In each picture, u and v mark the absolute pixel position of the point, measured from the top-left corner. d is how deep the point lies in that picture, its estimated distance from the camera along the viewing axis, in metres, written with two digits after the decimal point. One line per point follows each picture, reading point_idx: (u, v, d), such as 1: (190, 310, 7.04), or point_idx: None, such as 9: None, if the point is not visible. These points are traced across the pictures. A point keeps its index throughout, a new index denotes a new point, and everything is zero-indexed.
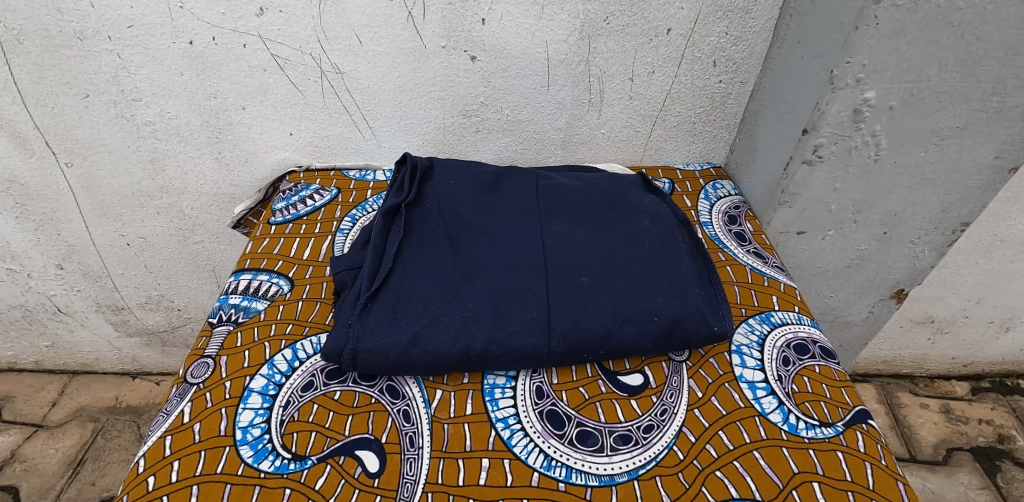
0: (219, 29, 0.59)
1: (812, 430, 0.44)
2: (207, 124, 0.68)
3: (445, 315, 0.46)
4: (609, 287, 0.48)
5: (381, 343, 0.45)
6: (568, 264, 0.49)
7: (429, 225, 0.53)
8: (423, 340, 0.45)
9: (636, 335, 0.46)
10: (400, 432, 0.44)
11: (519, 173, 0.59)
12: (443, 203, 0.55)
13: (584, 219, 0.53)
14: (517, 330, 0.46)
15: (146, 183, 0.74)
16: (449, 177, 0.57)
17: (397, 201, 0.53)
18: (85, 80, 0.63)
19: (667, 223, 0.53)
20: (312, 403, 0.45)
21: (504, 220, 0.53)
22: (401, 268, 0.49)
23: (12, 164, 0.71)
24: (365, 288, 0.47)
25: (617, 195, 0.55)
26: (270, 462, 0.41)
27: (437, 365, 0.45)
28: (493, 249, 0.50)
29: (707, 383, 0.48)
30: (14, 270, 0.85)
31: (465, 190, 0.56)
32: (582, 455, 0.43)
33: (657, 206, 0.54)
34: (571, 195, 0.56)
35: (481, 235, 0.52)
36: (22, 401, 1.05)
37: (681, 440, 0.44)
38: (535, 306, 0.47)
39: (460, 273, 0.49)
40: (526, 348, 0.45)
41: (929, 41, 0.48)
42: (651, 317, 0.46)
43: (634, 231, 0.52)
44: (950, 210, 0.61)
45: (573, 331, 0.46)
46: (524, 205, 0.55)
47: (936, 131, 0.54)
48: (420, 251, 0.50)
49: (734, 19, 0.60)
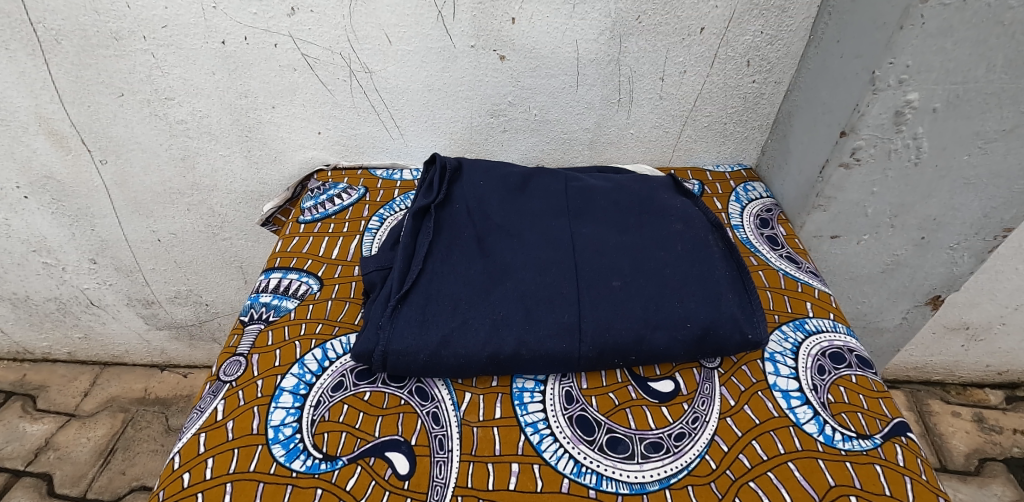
0: (252, 29, 0.59)
1: (849, 442, 0.43)
2: (237, 123, 0.69)
3: (475, 318, 0.46)
4: (641, 292, 0.47)
5: (412, 344, 0.45)
6: (598, 268, 0.48)
7: (458, 226, 0.52)
8: (453, 342, 0.45)
9: (667, 341, 0.46)
10: (429, 434, 0.44)
11: (548, 174, 0.58)
12: (471, 204, 0.54)
13: (613, 221, 0.53)
14: (547, 334, 0.45)
15: (177, 180, 0.76)
16: (476, 180, 0.57)
17: (427, 202, 0.53)
18: (121, 79, 0.64)
19: (698, 225, 0.52)
20: (342, 404, 0.46)
21: (533, 224, 0.53)
22: (430, 269, 0.49)
23: (50, 161, 0.72)
24: (394, 291, 0.47)
25: (648, 198, 0.54)
26: (301, 461, 0.42)
27: (467, 368, 0.46)
28: (521, 253, 0.50)
29: (740, 391, 0.47)
30: (49, 264, 0.88)
31: (493, 192, 0.55)
32: (612, 462, 0.42)
33: (687, 208, 0.53)
34: (601, 198, 0.55)
35: (510, 237, 0.51)
36: (56, 391, 1.08)
37: (714, 449, 0.43)
38: (565, 310, 0.46)
39: (489, 275, 0.48)
40: (556, 352, 0.45)
41: (977, 41, 0.46)
42: (682, 324, 0.46)
43: (665, 233, 0.51)
44: (993, 215, 0.59)
45: (603, 336, 0.45)
46: (553, 207, 0.54)
47: (981, 134, 0.52)
48: (448, 252, 0.50)
49: (770, 17, 0.59)
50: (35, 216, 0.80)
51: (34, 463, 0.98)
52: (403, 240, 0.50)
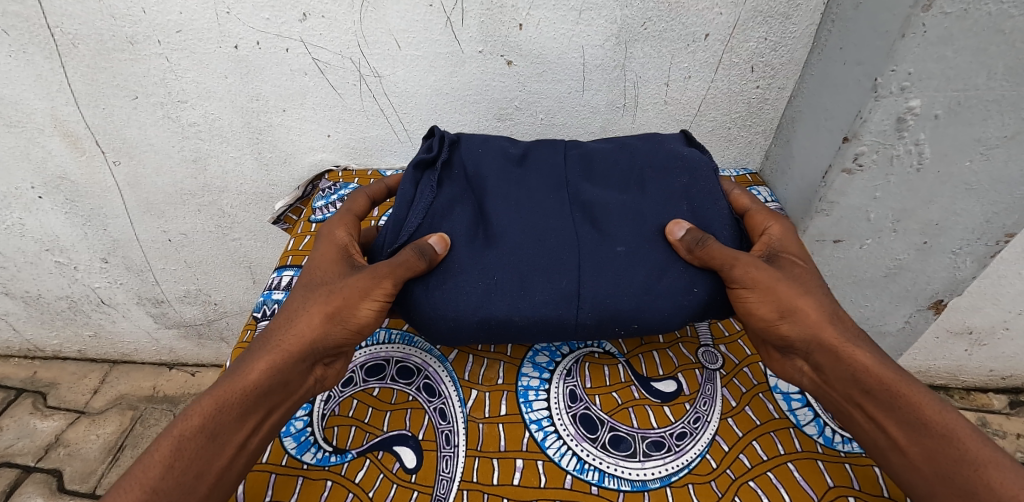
0: (264, 34, 0.61)
1: (848, 444, 0.45)
2: (248, 126, 0.70)
3: (468, 282, 0.45)
4: (645, 258, 0.46)
5: (409, 304, 0.46)
6: (603, 233, 0.47)
7: (458, 189, 0.50)
8: (444, 306, 0.45)
9: (671, 308, 0.45)
10: (436, 430, 0.45)
11: (547, 142, 0.53)
12: (472, 167, 0.51)
13: (617, 181, 0.50)
14: (544, 300, 0.44)
15: (189, 181, 0.77)
16: (476, 140, 0.53)
17: (429, 157, 0.51)
18: (135, 82, 0.65)
19: (708, 184, 0.49)
20: (352, 399, 0.47)
21: (532, 185, 0.49)
22: (428, 225, 0.48)
23: (64, 162, 0.74)
24: (388, 244, 0.48)
25: (658, 152, 0.51)
26: (312, 454, 0.44)
27: (459, 331, 0.45)
28: (522, 214, 0.47)
29: (741, 393, 0.48)
30: (62, 263, 0.89)
31: (494, 151, 0.52)
32: (614, 459, 0.44)
33: (695, 156, 0.50)
34: (608, 157, 0.51)
35: (509, 199, 0.48)
36: (66, 388, 1.09)
37: (714, 448, 0.44)
38: (564, 276, 0.45)
39: (487, 239, 0.47)
40: (552, 318, 0.44)
41: (977, 49, 0.47)
42: (687, 290, 0.45)
43: (671, 193, 0.49)
44: (994, 220, 0.59)
45: (603, 302, 0.44)
46: (555, 167, 0.51)
47: (982, 140, 0.52)
48: (446, 217, 0.48)
49: (774, 24, 0.60)
50: (49, 216, 0.81)
51: (44, 460, 0.99)
52: (403, 192, 0.49)
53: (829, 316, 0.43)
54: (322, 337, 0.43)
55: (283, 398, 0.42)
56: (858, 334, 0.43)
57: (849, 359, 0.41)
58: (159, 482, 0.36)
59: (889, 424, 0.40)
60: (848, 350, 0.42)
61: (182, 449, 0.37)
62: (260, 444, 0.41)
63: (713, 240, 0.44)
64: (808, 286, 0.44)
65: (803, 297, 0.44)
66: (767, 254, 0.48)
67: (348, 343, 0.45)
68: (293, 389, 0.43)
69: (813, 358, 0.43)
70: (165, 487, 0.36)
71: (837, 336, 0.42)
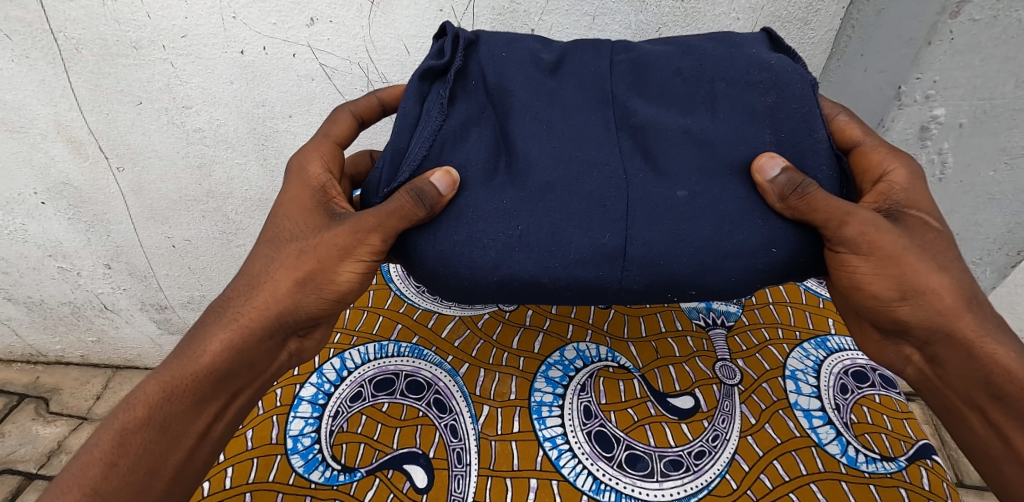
0: (271, 39, 0.60)
1: (872, 464, 0.43)
2: (254, 132, 0.69)
3: (486, 229, 0.37)
4: (711, 205, 0.37)
5: (413, 257, 0.39)
6: (661, 172, 0.38)
7: (474, 108, 0.41)
8: (455, 260, 0.37)
9: (741, 271, 0.37)
10: (448, 448, 0.44)
11: (586, 46, 0.43)
12: (492, 79, 0.41)
13: (677, 99, 0.40)
14: (578, 259, 0.37)
15: (193, 187, 0.76)
16: (498, 42, 0.42)
17: (439, 65, 0.40)
18: (139, 88, 0.64)
19: (800, 104, 0.38)
20: (360, 414, 0.46)
21: (569, 107, 0.40)
22: (437, 156, 0.39)
23: (67, 168, 0.73)
24: (385, 181, 0.40)
25: (735, 55, 0.40)
26: (320, 472, 0.43)
27: (473, 293, 0.38)
28: (556, 144, 0.39)
29: (761, 409, 0.47)
30: (65, 269, 0.88)
31: (521, 59, 0.41)
32: (631, 480, 0.43)
33: (784, 66, 0.39)
34: (665, 67, 0.41)
35: (540, 125, 0.39)
36: (69, 394, 1.08)
37: (734, 468, 0.43)
38: (608, 228, 0.37)
39: (512, 176, 0.38)
40: (590, 281, 0.37)
41: (1006, 58, 0.46)
42: (765, 248, 0.37)
43: (747, 119, 0.39)
44: (1017, 231, 0.60)
45: (655, 265, 0.37)
46: (597, 83, 0.41)
47: (1008, 150, 0.52)
48: (459, 145, 0.39)
49: (792, 30, 0.58)
50: (52, 221, 0.81)
51: (46, 466, 0.99)
52: (404, 110, 0.40)
53: (968, 301, 0.39)
54: (292, 313, 0.40)
55: (246, 382, 0.40)
56: (997, 326, 0.39)
57: (985, 359, 0.38)
58: (102, 481, 0.33)
59: (1012, 432, 0.38)
60: (985, 346, 0.38)
61: (127, 443, 0.35)
62: (223, 431, 0.39)
63: (815, 189, 0.36)
64: (944, 261, 0.39)
65: (938, 276, 0.38)
66: (889, 209, 0.41)
67: (325, 312, 0.42)
68: (260, 370, 0.40)
69: (936, 350, 0.40)
70: (111, 487, 0.33)
71: (975, 328, 0.38)
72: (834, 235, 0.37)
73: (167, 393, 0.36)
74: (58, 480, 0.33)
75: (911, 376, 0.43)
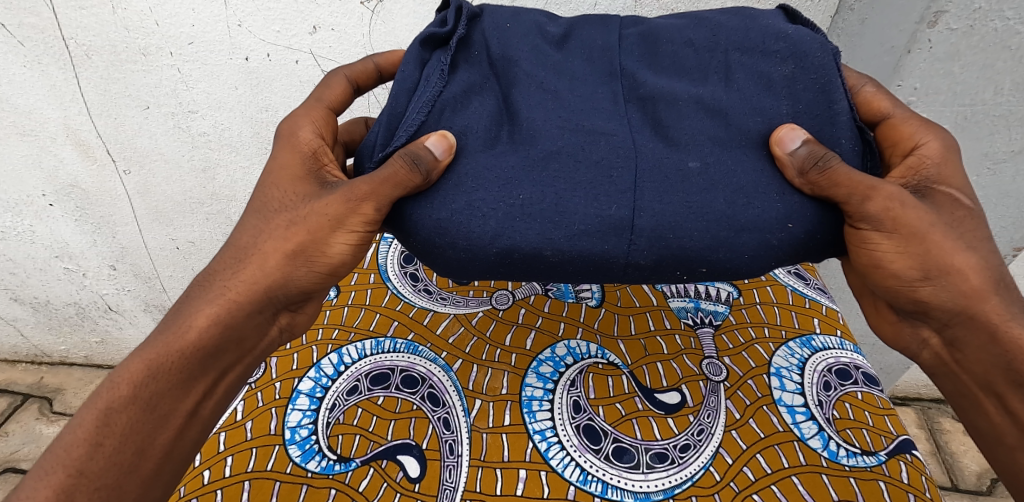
0: (274, 46, 0.62)
1: (853, 458, 0.44)
2: (257, 136, 0.71)
3: (482, 202, 0.37)
4: (723, 178, 0.37)
5: (408, 228, 0.39)
6: (675, 141, 0.38)
7: (476, 77, 0.41)
8: (451, 233, 0.37)
9: (757, 247, 0.36)
10: (440, 439, 0.45)
11: (594, 23, 0.44)
12: (495, 49, 0.42)
13: (688, 69, 0.41)
14: (583, 229, 0.36)
15: (198, 190, 0.78)
16: (503, 14, 0.44)
17: (441, 33, 0.42)
18: (147, 93, 0.66)
19: (819, 74, 0.38)
20: (356, 407, 0.47)
21: (576, 79, 0.41)
22: (435, 121, 0.39)
23: (76, 170, 0.75)
24: (380, 144, 0.41)
25: (752, 23, 0.41)
26: (316, 462, 0.44)
27: (470, 265, 0.38)
28: (560, 115, 0.39)
29: (745, 405, 0.48)
30: (71, 269, 0.90)
31: (526, 32, 0.42)
32: (618, 471, 0.44)
33: (802, 36, 0.39)
34: (673, 40, 0.42)
35: (545, 92, 0.40)
36: (72, 394, 1.10)
37: (718, 461, 0.44)
38: (614, 199, 0.36)
39: (513, 141, 0.39)
40: (596, 250, 0.36)
41: (984, 65, 0.48)
42: (783, 224, 0.36)
43: (763, 90, 0.39)
44: (1002, 234, 0.63)
45: (665, 239, 0.36)
46: (604, 55, 0.42)
47: (990, 154, 0.55)
48: (458, 112, 0.40)
49: None
50: (59, 223, 0.82)
51: None
52: (404, 75, 0.41)
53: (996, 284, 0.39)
54: (282, 289, 0.42)
55: (232, 359, 0.41)
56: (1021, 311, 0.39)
57: (1009, 344, 0.38)
58: (87, 461, 0.35)
59: None
60: (1009, 331, 0.38)
61: (111, 423, 0.36)
62: (211, 408, 0.40)
63: (838, 162, 0.36)
64: (972, 241, 0.39)
65: (965, 256, 0.38)
66: (917, 186, 0.41)
67: (316, 287, 0.43)
68: (248, 347, 0.42)
69: (955, 333, 0.41)
70: (98, 467, 0.35)
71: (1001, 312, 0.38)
72: (857, 211, 0.37)
73: (153, 370, 0.37)
74: (44, 460, 0.34)
75: (928, 361, 0.44)
